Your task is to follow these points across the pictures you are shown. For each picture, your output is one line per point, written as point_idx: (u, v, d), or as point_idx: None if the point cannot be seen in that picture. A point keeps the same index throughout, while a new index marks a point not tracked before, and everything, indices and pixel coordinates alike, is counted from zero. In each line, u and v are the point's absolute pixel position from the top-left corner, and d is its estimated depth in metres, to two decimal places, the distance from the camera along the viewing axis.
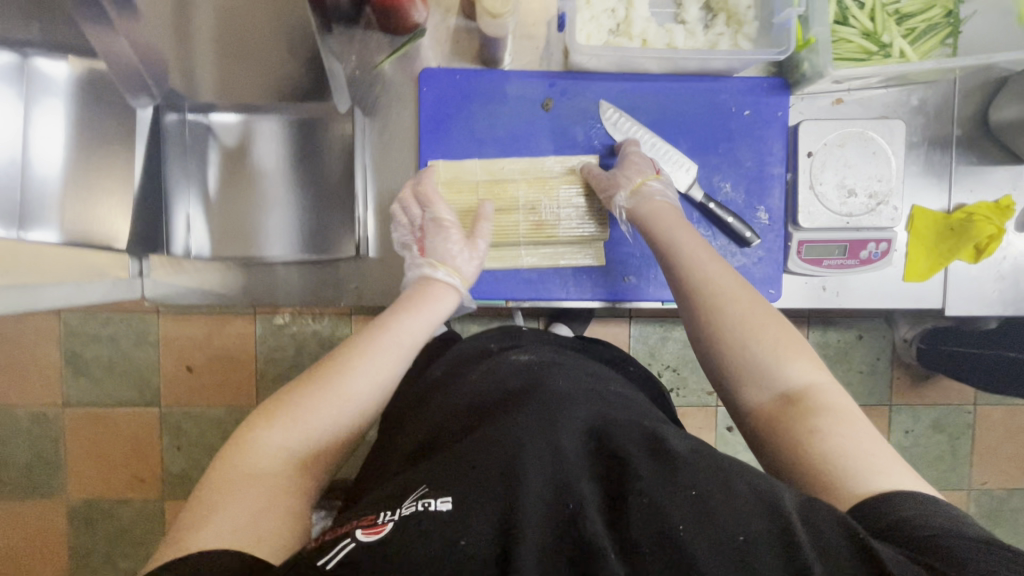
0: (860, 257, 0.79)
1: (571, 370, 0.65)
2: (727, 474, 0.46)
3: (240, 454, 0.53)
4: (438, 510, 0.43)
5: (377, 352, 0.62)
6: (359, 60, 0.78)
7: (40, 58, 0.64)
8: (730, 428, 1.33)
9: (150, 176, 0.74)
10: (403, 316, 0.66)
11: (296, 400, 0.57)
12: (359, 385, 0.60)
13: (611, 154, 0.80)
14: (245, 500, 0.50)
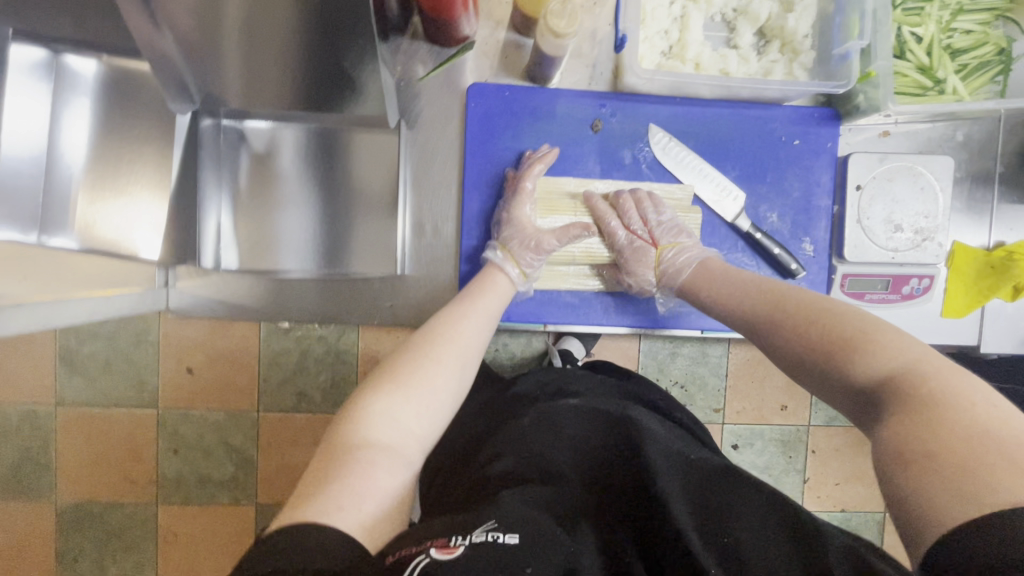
0: (902, 293, 0.80)
1: (617, 404, 0.66)
2: (774, 513, 0.47)
3: (349, 427, 0.53)
4: (507, 543, 0.41)
5: (462, 334, 0.63)
6: (403, 71, 0.76)
7: (72, 59, 0.70)
8: (735, 446, 1.30)
9: (184, 179, 0.69)
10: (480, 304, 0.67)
11: (398, 371, 0.58)
12: (447, 365, 0.60)
13: (659, 178, 0.78)
14: (352, 470, 0.48)
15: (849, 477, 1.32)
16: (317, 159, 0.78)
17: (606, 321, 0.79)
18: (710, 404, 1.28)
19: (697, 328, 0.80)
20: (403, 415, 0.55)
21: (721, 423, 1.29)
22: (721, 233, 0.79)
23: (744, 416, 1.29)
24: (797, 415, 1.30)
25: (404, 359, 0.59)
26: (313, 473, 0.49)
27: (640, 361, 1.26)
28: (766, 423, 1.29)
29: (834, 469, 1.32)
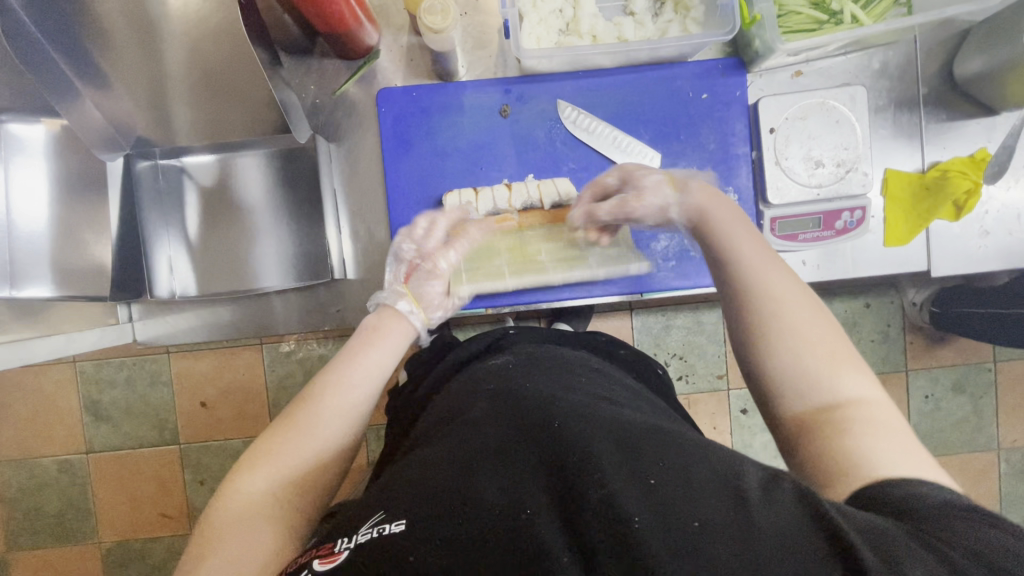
0: (836, 228, 0.79)
1: (535, 365, 0.63)
2: (699, 459, 0.40)
3: (216, 507, 0.50)
4: (391, 533, 0.38)
5: (340, 391, 0.59)
6: (318, 88, 0.81)
7: (16, 125, 0.76)
8: (745, 411, 1.31)
9: (124, 221, 0.78)
10: (370, 350, 0.64)
11: (274, 442, 0.55)
12: (323, 425, 0.56)
13: (574, 152, 0.79)
14: (221, 553, 0.46)
15: None
16: (269, 180, 0.87)
17: (544, 297, 0.80)
18: (713, 372, 1.29)
19: (636, 291, 0.80)
20: (282, 479, 0.52)
21: (727, 389, 1.30)
22: None
23: None
24: None
25: (283, 427, 0.56)
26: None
27: (634, 338, 1.27)
28: None
29: None
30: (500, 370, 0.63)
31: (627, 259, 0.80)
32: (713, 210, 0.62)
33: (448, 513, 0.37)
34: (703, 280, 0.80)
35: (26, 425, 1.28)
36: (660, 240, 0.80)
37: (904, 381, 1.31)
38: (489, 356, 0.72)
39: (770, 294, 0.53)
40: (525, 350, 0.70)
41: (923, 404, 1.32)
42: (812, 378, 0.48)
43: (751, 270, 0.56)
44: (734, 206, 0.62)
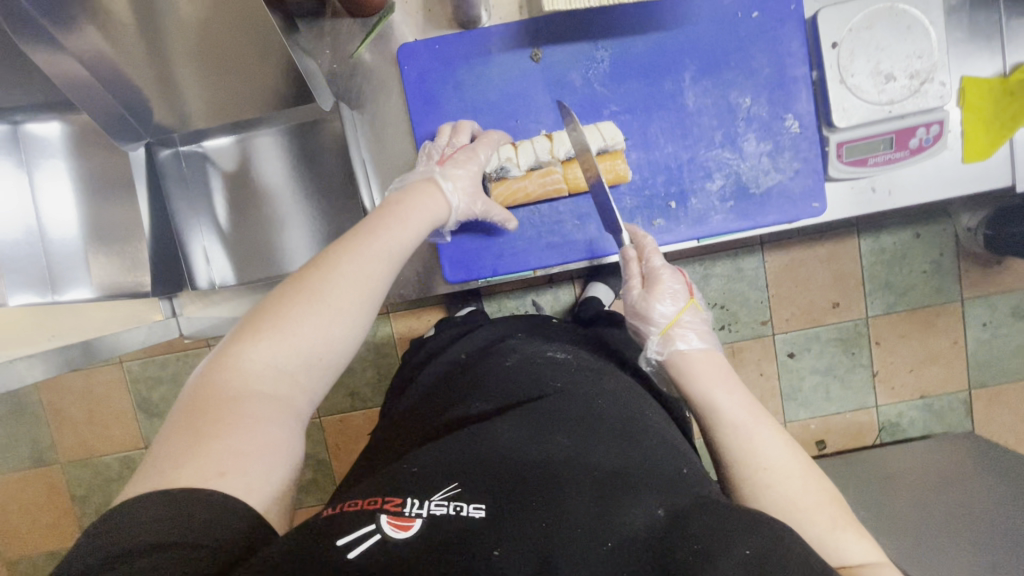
0: (909, 148, 0.72)
1: (588, 373, 0.64)
2: (777, 536, 0.41)
3: (221, 374, 0.48)
4: (470, 516, 0.41)
5: (363, 253, 0.54)
6: (334, 53, 0.75)
7: (32, 125, 0.75)
8: (792, 355, 1.26)
9: (155, 212, 0.78)
10: (389, 224, 0.57)
11: (285, 306, 0.51)
12: (337, 291, 0.52)
13: (615, 93, 0.73)
14: (229, 437, 0.44)
15: (923, 360, 1.26)
16: (287, 155, 0.84)
17: (591, 254, 0.76)
18: (757, 319, 1.24)
19: (692, 239, 0.75)
20: (295, 356, 0.50)
21: (773, 335, 1.25)
22: (694, 133, 0.73)
23: (795, 322, 1.24)
24: (852, 310, 1.24)
25: (295, 289, 0.52)
26: (173, 442, 0.44)
27: None
28: (818, 323, 1.24)
29: (902, 356, 1.26)
30: (556, 368, 0.65)
31: (680, 205, 0.74)
32: (698, 361, 0.62)
33: (528, 531, 0.40)
34: (763, 219, 0.74)
35: (82, 427, 1.31)
36: (714, 179, 0.74)
37: (959, 311, 1.24)
38: (530, 342, 0.73)
39: (767, 464, 0.53)
40: (574, 350, 0.73)
41: (981, 333, 1.25)
42: (817, 548, 0.48)
43: (742, 429, 0.55)
44: (728, 365, 0.62)
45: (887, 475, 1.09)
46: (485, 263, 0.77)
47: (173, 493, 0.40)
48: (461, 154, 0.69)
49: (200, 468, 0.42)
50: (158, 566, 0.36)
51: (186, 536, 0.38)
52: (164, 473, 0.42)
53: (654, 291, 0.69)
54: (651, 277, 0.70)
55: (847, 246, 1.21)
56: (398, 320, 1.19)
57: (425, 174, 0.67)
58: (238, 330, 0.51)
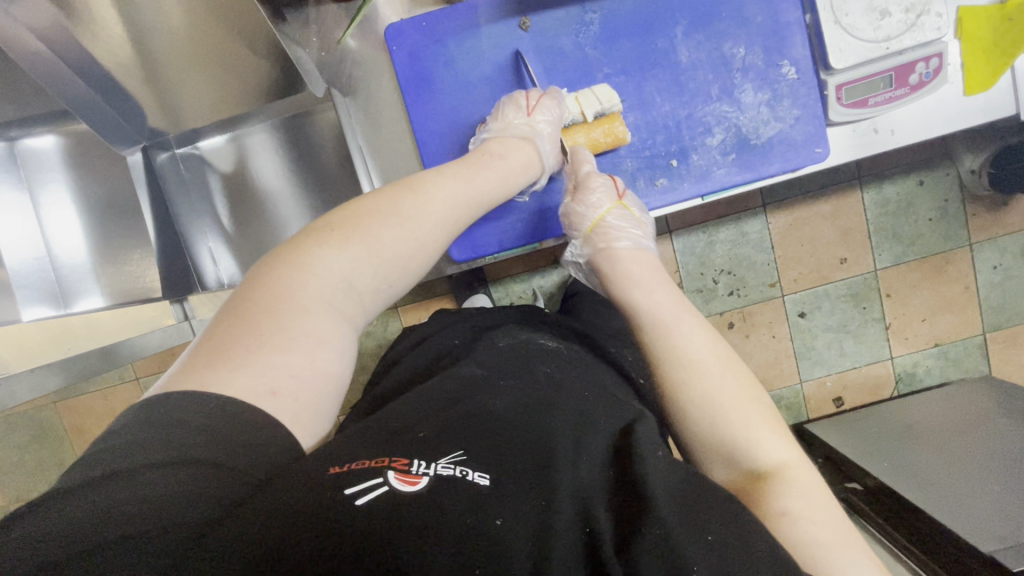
0: (910, 84, 0.70)
1: (577, 363, 0.65)
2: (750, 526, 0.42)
3: (298, 273, 0.52)
4: (475, 480, 0.40)
5: (452, 198, 0.62)
6: (320, 40, 0.76)
7: (30, 140, 0.76)
8: (803, 314, 1.25)
9: (159, 213, 0.80)
10: (489, 174, 0.66)
11: (372, 227, 0.56)
12: (422, 219, 0.60)
13: (607, 55, 0.72)
14: (286, 352, 0.47)
15: (936, 309, 1.25)
16: (277, 151, 0.89)
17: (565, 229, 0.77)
18: (765, 281, 1.23)
19: (697, 196, 0.74)
20: (369, 276, 0.56)
21: (782, 296, 1.24)
22: (690, 89, 0.72)
23: (804, 281, 1.23)
24: (861, 264, 1.23)
25: (382, 210, 0.58)
26: (235, 334, 0.47)
27: (678, 261, 1.21)
28: (828, 281, 1.24)
29: (915, 307, 1.25)
30: (544, 355, 0.65)
31: (682, 164, 0.73)
32: (621, 253, 0.69)
33: (528, 496, 0.40)
34: (766, 169, 0.73)
35: None
36: (714, 134, 0.73)
37: (969, 255, 1.23)
38: (514, 329, 0.74)
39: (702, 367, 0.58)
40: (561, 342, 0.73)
41: (992, 276, 1.24)
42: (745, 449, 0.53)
43: (667, 326, 0.61)
44: (655, 264, 0.69)
45: (910, 427, 1.08)
46: (490, 239, 0.77)
47: (230, 398, 0.43)
48: (553, 109, 0.70)
49: (253, 379, 0.45)
50: (194, 479, 0.38)
51: (233, 452, 0.40)
52: (218, 373, 0.45)
53: (581, 187, 0.71)
54: (583, 181, 0.71)
55: (852, 200, 1.20)
56: (407, 314, 1.19)
57: (521, 132, 0.69)
58: (317, 233, 0.55)
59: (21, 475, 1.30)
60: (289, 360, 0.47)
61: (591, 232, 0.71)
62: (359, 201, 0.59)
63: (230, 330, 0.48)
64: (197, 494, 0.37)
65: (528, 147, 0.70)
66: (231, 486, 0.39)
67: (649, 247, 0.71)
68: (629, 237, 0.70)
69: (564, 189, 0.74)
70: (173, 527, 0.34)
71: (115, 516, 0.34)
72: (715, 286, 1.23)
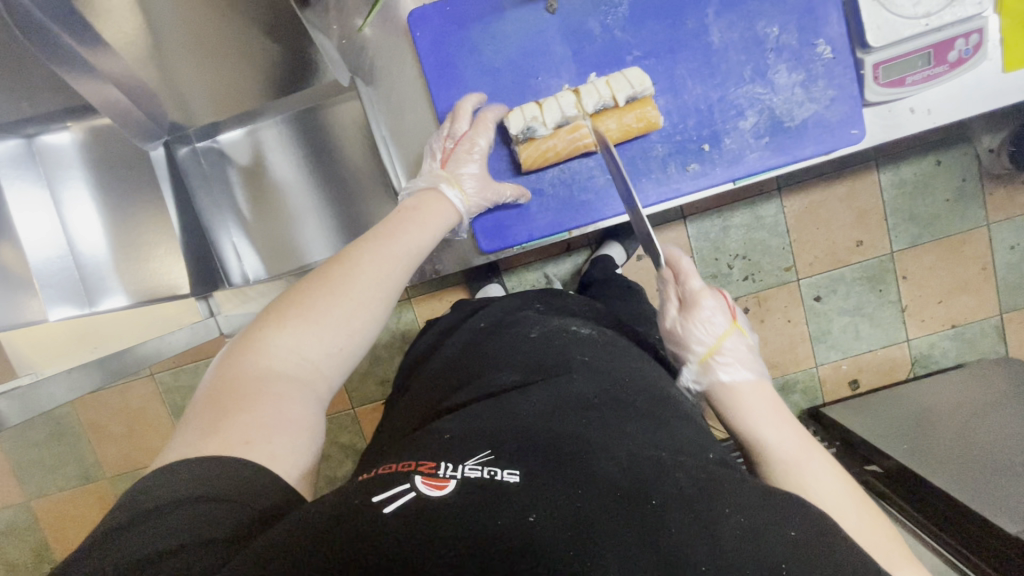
0: (949, 61, 0.68)
1: (613, 349, 0.64)
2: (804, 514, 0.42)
3: (246, 355, 0.50)
4: (506, 480, 0.39)
5: (381, 252, 0.58)
6: (341, 28, 0.74)
7: (47, 137, 0.75)
8: (819, 298, 1.24)
9: (183, 206, 0.79)
10: (408, 228, 0.62)
11: (305, 300, 0.53)
12: (362, 280, 0.56)
13: (635, 37, 0.71)
14: (255, 411, 0.46)
15: (952, 290, 1.24)
16: (294, 145, 0.87)
17: (591, 220, 0.75)
18: (780, 265, 1.22)
19: (728, 180, 0.73)
20: (317, 347, 0.53)
21: (797, 280, 1.22)
22: (723, 71, 0.71)
23: (819, 265, 1.22)
24: (877, 246, 1.21)
25: (313, 284, 0.55)
26: (206, 412, 0.47)
27: (692, 247, 1.20)
28: (843, 264, 1.22)
29: (931, 288, 1.24)
30: (578, 342, 0.64)
31: (713, 150, 0.72)
32: (746, 394, 0.60)
33: (568, 491, 0.39)
34: (800, 152, 0.72)
35: (121, 443, 1.31)
36: (747, 117, 0.71)
37: (986, 235, 1.21)
38: (544, 314, 0.73)
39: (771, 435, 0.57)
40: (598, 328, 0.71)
41: (1010, 256, 1.22)
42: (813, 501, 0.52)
43: (793, 468, 0.53)
44: (776, 397, 0.60)
45: (926, 408, 1.07)
46: (520, 231, 0.76)
47: (211, 463, 0.42)
48: (464, 151, 0.69)
49: (226, 438, 0.44)
50: (211, 511, 0.39)
51: (239, 485, 0.41)
52: (193, 447, 0.44)
53: (686, 305, 0.66)
54: (693, 301, 0.66)
55: (869, 181, 1.18)
56: (420, 304, 1.18)
57: (433, 184, 0.69)
58: (257, 322, 0.53)
59: (39, 472, 1.30)
60: (253, 428, 0.46)
61: (705, 360, 0.64)
62: (295, 283, 0.56)
63: (193, 416, 0.47)
64: (215, 523, 0.38)
65: (441, 196, 0.68)
66: (244, 513, 0.40)
67: (766, 378, 0.63)
68: (746, 371, 0.63)
69: (666, 303, 0.69)
70: (193, 560, 0.35)
71: (144, 550, 0.36)
72: (729, 271, 1.22)
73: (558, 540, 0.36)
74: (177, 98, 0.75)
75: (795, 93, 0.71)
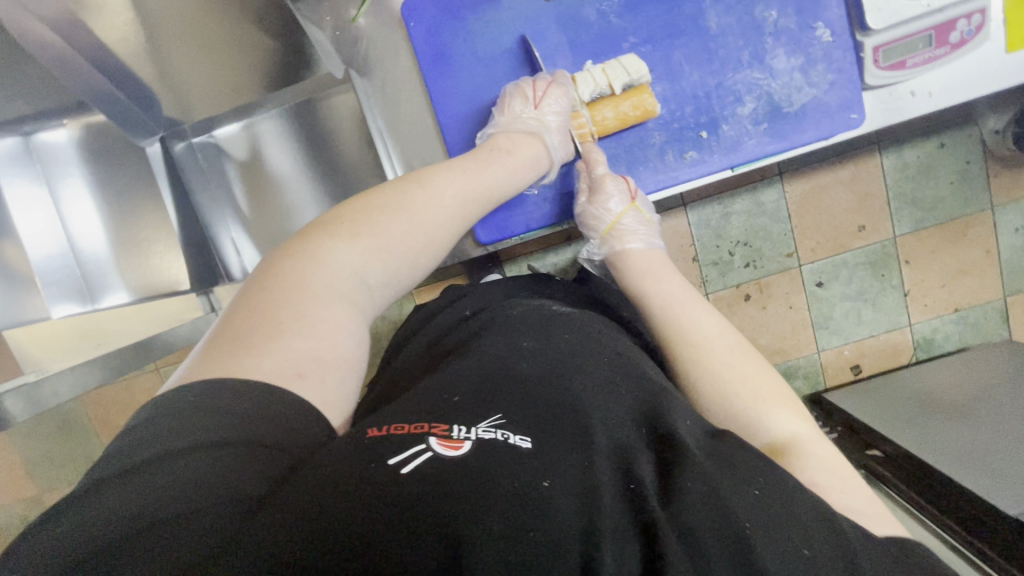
0: (949, 43, 0.67)
1: (591, 329, 0.62)
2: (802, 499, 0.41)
3: (312, 264, 0.52)
4: (518, 445, 0.39)
5: (461, 189, 0.63)
6: (334, 18, 0.73)
7: (45, 133, 0.75)
8: (821, 284, 1.23)
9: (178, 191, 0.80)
10: (497, 170, 0.66)
11: (379, 222, 0.57)
12: (432, 209, 0.61)
13: (630, 23, 0.70)
14: (311, 339, 0.48)
15: (955, 274, 1.23)
16: (289, 139, 0.87)
17: (582, 211, 0.75)
18: (782, 251, 1.21)
19: (726, 167, 0.72)
20: (379, 271, 0.57)
21: (799, 266, 1.22)
22: (720, 57, 0.70)
23: (821, 250, 1.21)
24: (880, 231, 1.21)
25: (384, 205, 0.58)
26: (259, 322, 0.47)
27: (693, 234, 1.20)
28: (845, 249, 1.21)
29: (935, 272, 1.23)
30: (562, 321, 0.63)
31: (710, 138, 0.71)
32: (635, 257, 0.73)
33: (577, 455, 0.38)
34: (800, 138, 0.71)
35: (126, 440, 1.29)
36: (745, 103, 0.71)
37: (990, 219, 1.20)
38: (528, 297, 0.71)
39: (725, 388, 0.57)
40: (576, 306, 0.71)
41: (1014, 238, 1.22)
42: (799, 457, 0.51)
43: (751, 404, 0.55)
44: (664, 259, 0.73)
45: (931, 393, 1.06)
46: (517, 222, 0.76)
47: (258, 384, 0.42)
48: (557, 95, 0.69)
49: (280, 364, 0.45)
50: (236, 460, 0.36)
51: (244, 433, 0.39)
52: (245, 358, 0.44)
53: (592, 186, 0.72)
54: (596, 184, 0.71)
55: (871, 165, 1.17)
56: (422, 295, 1.18)
57: (528, 127, 0.69)
58: (327, 228, 0.56)
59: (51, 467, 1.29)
60: (310, 348, 0.47)
61: (606, 235, 0.74)
62: (367, 196, 0.59)
63: (249, 318, 0.48)
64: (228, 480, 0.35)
65: (536, 142, 0.70)
66: (269, 464, 0.37)
67: (657, 246, 0.75)
68: (640, 238, 0.74)
69: (579, 189, 0.74)
70: (206, 509, 0.32)
71: (143, 516, 0.31)
72: (731, 258, 1.21)
73: (567, 506, 0.34)
74: (174, 91, 0.75)
75: (795, 78, 0.70)
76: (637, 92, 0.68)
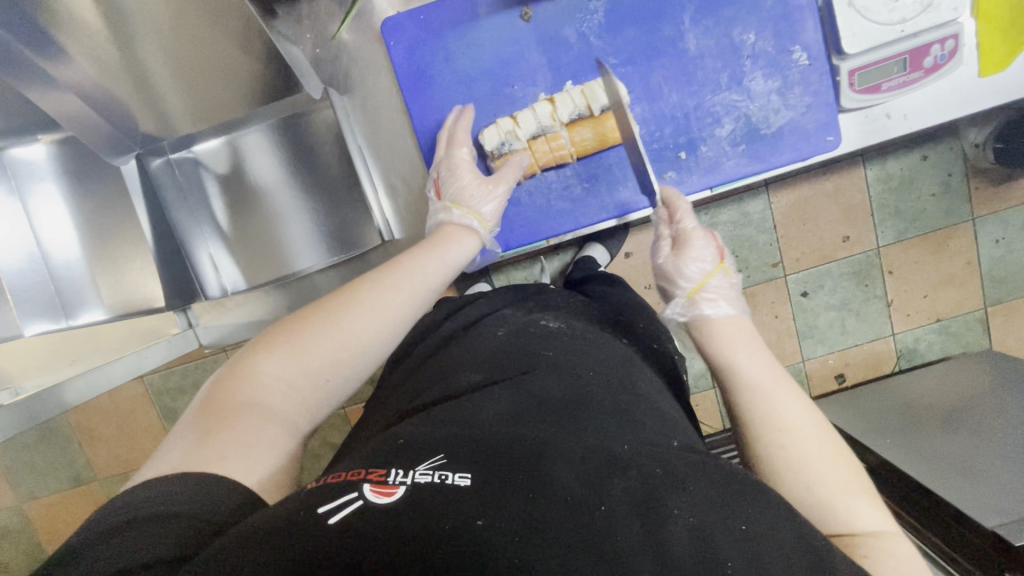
0: (924, 68, 0.68)
1: (585, 346, 0.61)
2: (772, 506, 0.41)
3: (235, 384, 0.50)
4: (456, 484, 0.38)
5: (393, 282, 0.58)
6: (315, 36, 0.75)
7: (16, 149, 0.71)
8: (806, 294, 1.24)
9: (154, 212, 0.80)
10: (425, 258, 0.62)
11: (302, 330, 0.54)
12: (362, 306, 0.56)
13: (611, 44, 0.70)
14: (236, 437, 0.46)
15: (937, 284, 1.25)
16: (272, 150, 0.85)
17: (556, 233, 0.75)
18: (767, 261, 1.22)
19: (705, 187, 0.73)
20: (307, 377, 0.53)
21: (784, 276, 1.23)
22: (699, 78, 0.70)
23: (806, 260, 1.22)
24: (863, 242, 1.22)
25: (313, 313, 0.55)
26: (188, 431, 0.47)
27: None
28: (829, 259, 1.22)
29: (916, 282, 1.24)
30: (546, 339, 0.61)
31: (688, 160, 0.72)
32: (723, 324, 0.61)
33: (517, 499, 0.37)
34: (777, 159, 0.72)
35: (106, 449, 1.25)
36: (724, 124, 0.71)
37: (971, 231, 1.22)
38: (513, 310, 0.69)
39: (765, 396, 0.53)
40: (567, 316, 0.69)
41: (994, 250, 1.23)
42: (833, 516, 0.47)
43: (760, 392, 0.54)
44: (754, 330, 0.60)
45: (911, 399, 1.07)
46: (497, 239, 0.76)
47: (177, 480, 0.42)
48: (463, 166, 0.70)
49: (203, 457, 0.44)
50: (172, 528, 0.38)
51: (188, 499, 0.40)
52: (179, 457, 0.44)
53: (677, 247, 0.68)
54: (681, 237, 0.69)
55: (856, 177, 1.18)
56: None
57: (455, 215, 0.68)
58: (258, 346, 0.54)
59: (32, 473, 1.26)
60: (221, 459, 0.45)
61: (692, 295, 0.65)
62: (300, 308, 0.56)
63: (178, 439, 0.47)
64: (171, 541, 0.37)
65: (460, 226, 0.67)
66: (197, 525, 0.39)
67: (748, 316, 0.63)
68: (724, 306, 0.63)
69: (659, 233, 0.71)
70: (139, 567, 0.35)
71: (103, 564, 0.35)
72: None
73: (505, 548, 0.34)
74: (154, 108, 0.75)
75: (776, 101, 0.71)
76: (616, 111, 0.69)
